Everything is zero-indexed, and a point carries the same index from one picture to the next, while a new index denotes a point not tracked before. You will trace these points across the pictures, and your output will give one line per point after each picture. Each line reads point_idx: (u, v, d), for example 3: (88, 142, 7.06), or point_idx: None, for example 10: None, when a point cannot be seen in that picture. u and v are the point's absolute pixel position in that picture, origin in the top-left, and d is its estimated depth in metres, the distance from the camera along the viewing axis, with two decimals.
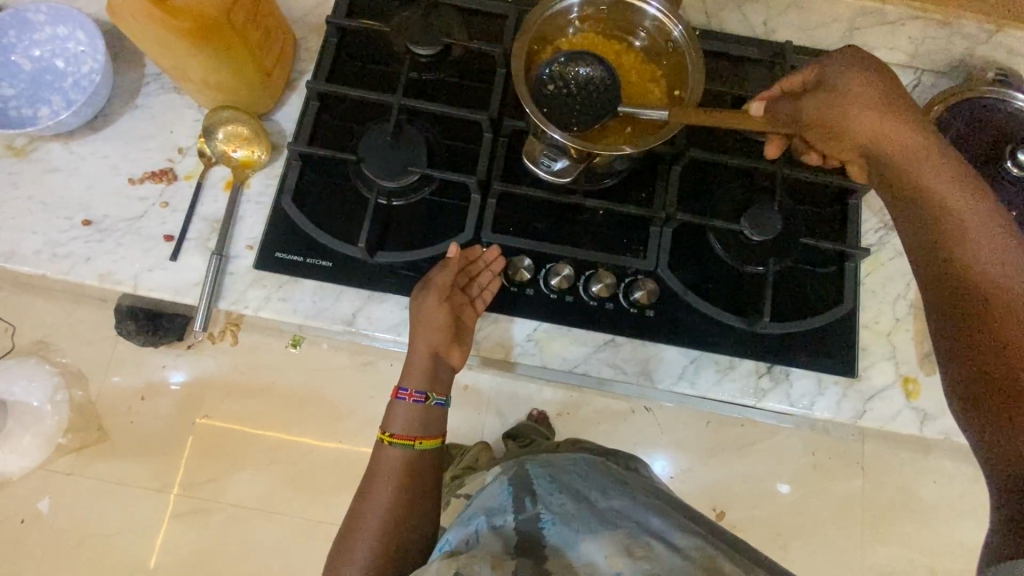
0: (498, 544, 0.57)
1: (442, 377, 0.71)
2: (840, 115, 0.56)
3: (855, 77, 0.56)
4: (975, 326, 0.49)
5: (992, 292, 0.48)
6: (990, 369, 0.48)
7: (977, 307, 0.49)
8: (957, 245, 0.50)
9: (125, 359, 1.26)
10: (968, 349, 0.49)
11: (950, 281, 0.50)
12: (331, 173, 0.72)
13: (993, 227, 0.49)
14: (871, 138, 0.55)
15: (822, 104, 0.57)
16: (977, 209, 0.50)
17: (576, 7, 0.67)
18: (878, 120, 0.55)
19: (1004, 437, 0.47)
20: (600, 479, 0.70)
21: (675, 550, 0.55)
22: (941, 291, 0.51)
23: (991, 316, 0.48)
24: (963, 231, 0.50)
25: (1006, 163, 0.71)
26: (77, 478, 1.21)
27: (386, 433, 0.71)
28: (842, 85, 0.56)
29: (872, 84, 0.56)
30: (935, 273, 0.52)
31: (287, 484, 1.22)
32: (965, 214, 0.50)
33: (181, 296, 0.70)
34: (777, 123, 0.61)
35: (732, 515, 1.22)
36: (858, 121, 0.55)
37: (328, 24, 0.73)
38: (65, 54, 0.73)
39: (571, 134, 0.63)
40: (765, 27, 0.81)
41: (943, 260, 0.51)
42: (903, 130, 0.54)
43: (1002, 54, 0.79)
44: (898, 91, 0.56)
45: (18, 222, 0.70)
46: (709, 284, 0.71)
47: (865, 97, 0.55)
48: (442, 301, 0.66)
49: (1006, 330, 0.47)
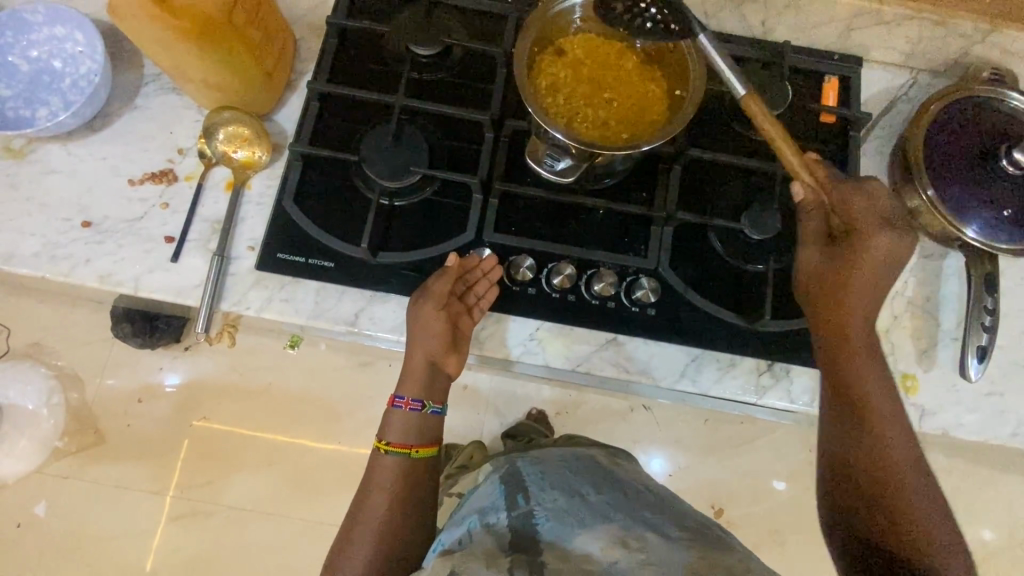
0: (491, 541, 0.57)
1: (439, 385, 0.72)
2: (843, 277, 0.63)
3: (875, 254, 0.62)
4: (865, 474, 0.63)
5: (883, 452, 0.62)
6: (860, 490, 0.63)
7: (870, 456, 0.63)
8: (864, 410, 0.63)
9: (121, 361, 1.26)
10: (850, 470, 0.64)
11: (849, 423, 0.64)
12: (332, 173, 0.72)
13: (896, 422, 0.64)
14: (847, 304, 0.63)
15: (827, 261, 0.64)
16: (881, 394, 0.64)
17: (579, 8, 0.66)
18: (858, 308, 0.63)
19: (854, 529, 0.63)
20: (592, 475, 0.70)
21: (669, 542, 0.56)
22: (844, 427, 0.64)
23: (874, 463, 0.62)
24: (869, 399, 0.63)
25: (1003, 160, 0.69)
26: (73, 482, 1.20)
27: (382, 442, 0.72)
28: (857, 273, 0.62)
29: (876, 268, 0.63)
30: (840, 413, 0.65)
31: (284, 486, 1.22)
32: (870, 390, 0.64)
33: (181, 296, 0.69)
34: (800, 210, 0.65)
35: (731, 512, 1.23)
36: (852, 289, 0.63)
37: (329, 24, 0.73)
38: (63, 54, 0.73)
39: (588, 138, 0.64)
40: (763, 27, 0.81)
41: (851, 411, 0.64)
42: (863, 324, 0.64)
43: (998, 54, 0.81)
44: (890, 273, 0.63)
45: (16, 224, 0.69)
46: (712, 283, 0.72)
47: (867, 274, 0.63)
48: (440, 309, 0.67)
49: (876, 475, 0.62)
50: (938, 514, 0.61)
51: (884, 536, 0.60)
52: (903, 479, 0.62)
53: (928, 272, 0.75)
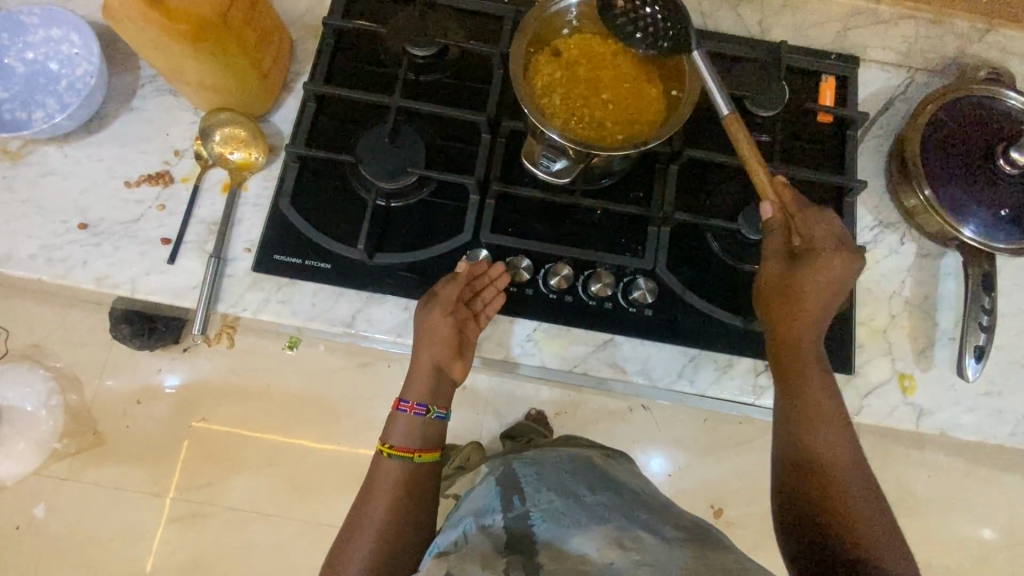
0: (488, 542, 0.57)
1: (444, 391, 0.72)
2: (797, 289, 0.62)
3: (829, 271, 0.62)
4: (812, 480, 0.62)
5: (827, 455, 0.62)
6: (806, 493, 0.61)
7: (815, 457, 0.62)
8: (810, 413, 0.63)
9: (120, 363, 1.25)
10: (796, 472, 0.63)
11: (795, 426, 0.64)
12: (328, 173, 0.72)
13: (841, 425, 0.63)
14: (799, 317, 0.63)
15: (785, 275, 0.63)
16: (826, 398, 0.64)
17: (575, 8, 0.66)
18: (809, 321, 0.63)
19: (798, 532, 0.61)
20: (589, 477, 0.70)
21: (664, 541, 0.56)
22: (792, 430, 0.64)
23: (819, 465, 0.62)
24: (815, 401, 0.63)
25: (1000, 161, 0.69)
26: (72, 483, 1.20)
27: (385, 445, 0.71)
28: (812, 288, 0.62)
29: (829, 284, 0.62)
30: (788, 416, 0.64)
31: (283, 487, 1.22)
32: (816, 394, 0.63)
33: (178, 298, 0.69)
34: (764, 227, 0.64)
35: (730, 512, 1.23)
36: (807, 303, 0.62)
37: (325, 24, 0.73)
38: (59, 56, 0.73)
39: (584, 138, 0.64)
40: (760, 26, 0.81)
41: (798, 414, 0.64)
42: (813, 334, 0.64)
43: (994, 53, 0.81)
44: (842, 291, 0.63)
45: (13, 226, 0.69)
46: (709, 283, 0.72)
47: (818, 287, 0.62)
48: (448, 315, 0.67)
49: (821, 478, 0.61)
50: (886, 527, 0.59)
51: (830, 542, 0.59)
52: (846, 482, 0.61)
53: (926, 273, 0.75)
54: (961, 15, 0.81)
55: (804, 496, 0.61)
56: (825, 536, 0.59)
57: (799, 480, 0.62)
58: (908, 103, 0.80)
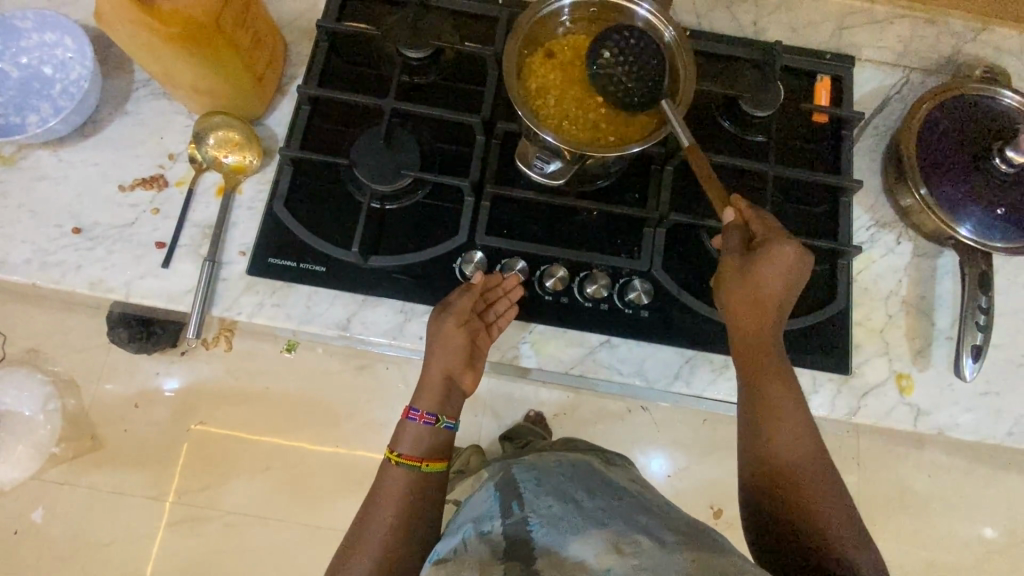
0: (485, 552, 0.58)
1: (454, 401, 0.71)
2: (750, 284, 0.61)
3: (781, 262, 0.60)
4: (777, 480, 0.61)
5: (792, 453, 0.61)
6: (772, 494, 0.61)
7: (779, 456, 0.61)
8: (771, 411, 0.62)
9: (118, 366, 1.25)
10: (761, 473, 0.62)
11: (757, 424, 0.63)
12: (322, 176, 0.72)
13: (804, 423, 0.63)
14: (753, 311, 0.62)
15: (742, 271, 0.61)
16: (786, 396, 0.63)
17: (568, 9, 0.66)
18: (763, 315, 0.62)
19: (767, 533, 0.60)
20: (586, 480, 0.70)
21: (660, 543, 0.55)
22: (755, 430, 0.63)
23: (783, 465, 0.61)
24: (776, 399, 0.62)
25: (996, 160, 0.69)
26: (70, 488, 1.20)
27: (392, 453, 0.69)
28: (764, 279, 0.60)
29: (782, 275, 0.60)
30: (750, 415, 0.64)
31: (281, 490, 1.22)
32: (774, 392, 0.63)
33: (173, 302, 0.69)
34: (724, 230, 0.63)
35: (730, 512, 1.22)
36: (760, 296, 0.61)
37: (319, 27, 0.73)
38: (53, 60, 0.73)
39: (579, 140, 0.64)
40: (755, 26, 0.81)
41: (758, 413, 0.63)
42: (770, 330, 0.63)
43: (988, 51, 0.81)
44: (796, 284, 0.62)
45: (7, 231, 0.69)
46: (704, 284, 0.72)
47: (771, 279, 0.60)
48: (460, 326, 0.66)
49: (786, 478, 0.61)
50: (852, 524, 0.59)
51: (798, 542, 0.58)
52: (814, 481, 0.60)
53: (923, 272, 0.74)
54: (955, 13, 0.81)
55: (769, 495, 0.61)
56: (792, 535, 0.59)
57: (765, 481, 0.61)
58: (903, 102, 0.80)
